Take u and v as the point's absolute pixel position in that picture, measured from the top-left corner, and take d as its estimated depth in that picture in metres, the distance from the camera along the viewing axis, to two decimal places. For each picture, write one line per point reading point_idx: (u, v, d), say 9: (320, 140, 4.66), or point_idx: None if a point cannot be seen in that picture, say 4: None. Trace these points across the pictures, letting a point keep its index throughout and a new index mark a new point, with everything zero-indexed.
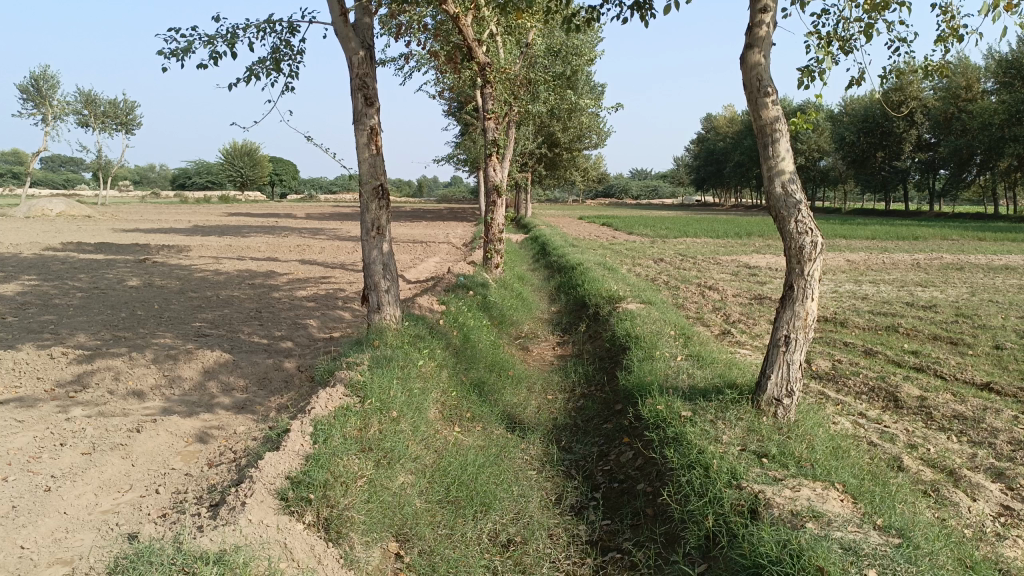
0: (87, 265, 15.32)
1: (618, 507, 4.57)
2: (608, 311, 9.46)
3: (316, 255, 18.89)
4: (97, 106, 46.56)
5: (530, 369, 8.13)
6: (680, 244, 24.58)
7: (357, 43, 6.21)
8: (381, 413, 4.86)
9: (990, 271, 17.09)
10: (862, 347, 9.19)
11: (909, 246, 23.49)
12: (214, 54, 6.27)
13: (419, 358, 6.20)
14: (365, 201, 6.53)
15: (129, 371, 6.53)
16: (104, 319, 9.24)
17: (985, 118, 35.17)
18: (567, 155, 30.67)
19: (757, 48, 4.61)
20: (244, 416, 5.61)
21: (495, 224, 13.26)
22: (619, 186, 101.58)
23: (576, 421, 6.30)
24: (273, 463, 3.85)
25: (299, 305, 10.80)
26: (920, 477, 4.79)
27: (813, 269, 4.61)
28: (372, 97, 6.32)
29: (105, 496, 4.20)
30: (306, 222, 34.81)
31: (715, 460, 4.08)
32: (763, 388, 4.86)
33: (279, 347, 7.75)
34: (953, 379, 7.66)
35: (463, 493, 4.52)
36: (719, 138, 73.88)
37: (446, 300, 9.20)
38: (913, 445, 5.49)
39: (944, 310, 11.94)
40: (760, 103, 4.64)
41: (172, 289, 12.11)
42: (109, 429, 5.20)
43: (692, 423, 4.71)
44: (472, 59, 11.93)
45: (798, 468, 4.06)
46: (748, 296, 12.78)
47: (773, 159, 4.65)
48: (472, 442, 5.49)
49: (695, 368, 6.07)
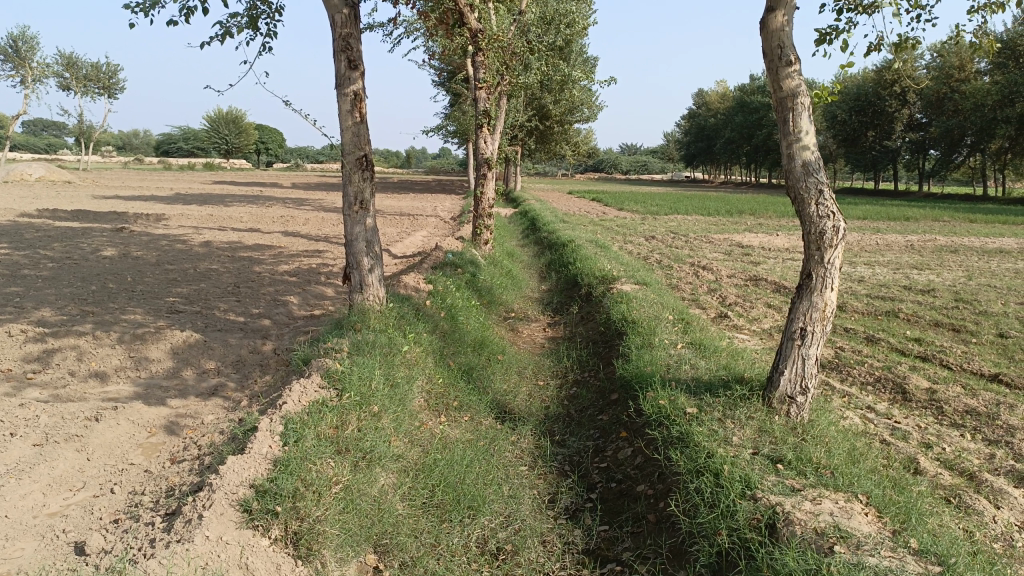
0: (61, 233, 14.76)
1: (616, 511, 4.21)
2: (602, 292, 9.07)
3: (301, 227, 18.35)
4: (78, 69, 45.28)
5: (520, 352, 7.76)
6: (671, 221, 24.12)
7: (340, 1, 5.73)
8: (360, 409, 4.46)
9: (984, 254, 16.87)
10: (863, 334, 8.88)
11: (902, 227, 23.25)
12: (185, 9, 5.74)
13: (403, 342, 5.81)
14: (347, 172, 6.09)
15: (93, 351, 6.10)
16: (74, 292, 8.76)
17: (978, 99, 34.86)
18: (559, 128, 30.14)
19: (779, 11, 4.18)
20: (214, 403, 5.21)
21: (485, 198, 12.80)
22: (609, 161, 100.96)
23: (569, 411, 5.93)
24: (236, 469, 3.45)
25: (280, 280, 10.35)
26: (940, 482, 4.46)
27: (834, 256, 4.22)
28: (356, 60, 5.84)
29: (53, 496, 3.81)
30: (291, 194, 34.06)
31: (726, 466, 3.73)
32: (775, 385, 4.50)
33: (256, 326, 7.34)
34: (960, 369, 7.35)
35: (449, 496, 4.14)
36: (710, 114, 73.17)
37: (433, 278, 8.82)
38: (928, 444, 5.16)
39: (943, 294, 11.66)
40: (781, 73, 4.24)
41: (148, 260, 11.62)
42: (65, 418, 4.78)
43: (699, 422, 4.34)
44: (463, 26, 11.39)
45: (816, 476, 3.72)
46: (743, 277, 12.43)
47: (793, 135, 4.24)
48: (459, 435, 5.11)
49: (697, 358, 5.72)
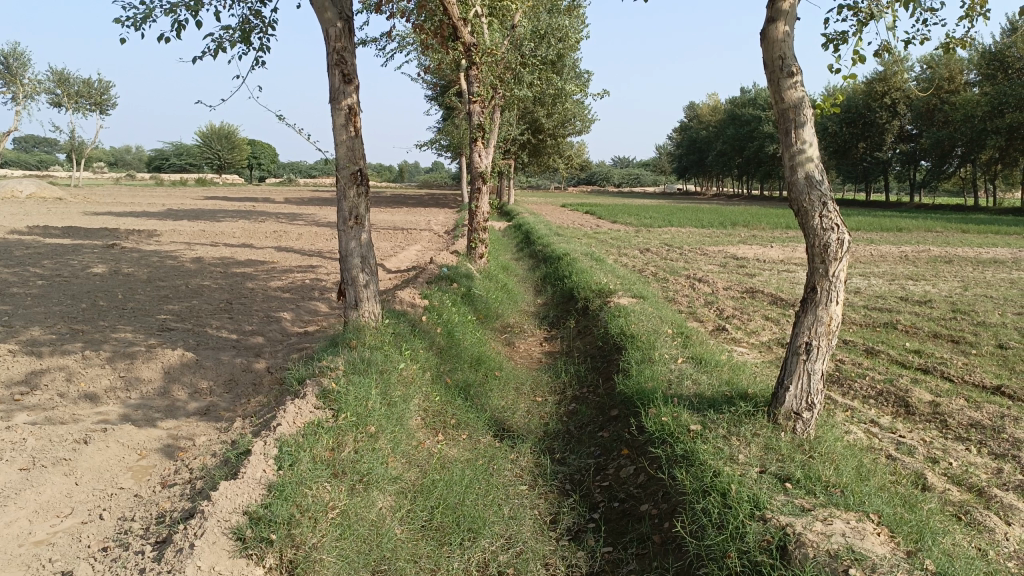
0: (52, 250, 14.62)
1: (619, 532, 4.11)
2: (599, 305, 8.98)
3: (294, 242, 18.24)
4: (69, 86, 45.19)
5: (517, 367, 7.67)
6: (665, 234, 24.06)
7: (335, 14, 5.66)
8: (357, 430, 4.36)
9: (979, 264, 16.86)
10: (862, 346, 8.80)
11: (895, 237, 23.29)
12: (177, 22, 5.67)
13: (399, 360, 5.71)
14: (342, 188, 6.00)
15: (82, 370, 5.98)
16: (63, 310, 8.64)
17: (968, 110, 35.04)
18: (552, 141, 30.18)
19: (780, 21, 4.12)
20: (207, 424, 5.09)
21: (479, 212, 12.72)
22: (601, 174, 101.31)
23: (569, 428, 5.82)
24: (229, 495, 3.34)
25: (273, 297, 10.25)
26: (949, 499, 4.37)
27: (839, 270, 4.14)
28: (350, 74, 5.77)
29: (40, 523, 3.68)
30: (283, 208, 33.92)
31: (734, 485, 3.64)
32: (780, 401, 4.42)
33: (249, 343, 7.24)
34: (963, 381, 7.27)
35: (448, 519, 4.03)
36: (701, 127, 73.49)
37: (429, 292, 8.73)
38: (934, 459, 5.08)
39: (940, 305, 11.61)
40: (782, 84, 4.17)
41: (140, 277, 11.50)
42: (53, 441, 4.66)
43: (704, 439, 4.25)
44: (457, 40, 11.34)
45: (826, 495, 3.63)
46: (739, 289, 12.36)
47: (795, 147, 4.18)
48: (458, 454, 5.01)
49: (698, 373, 5.63)
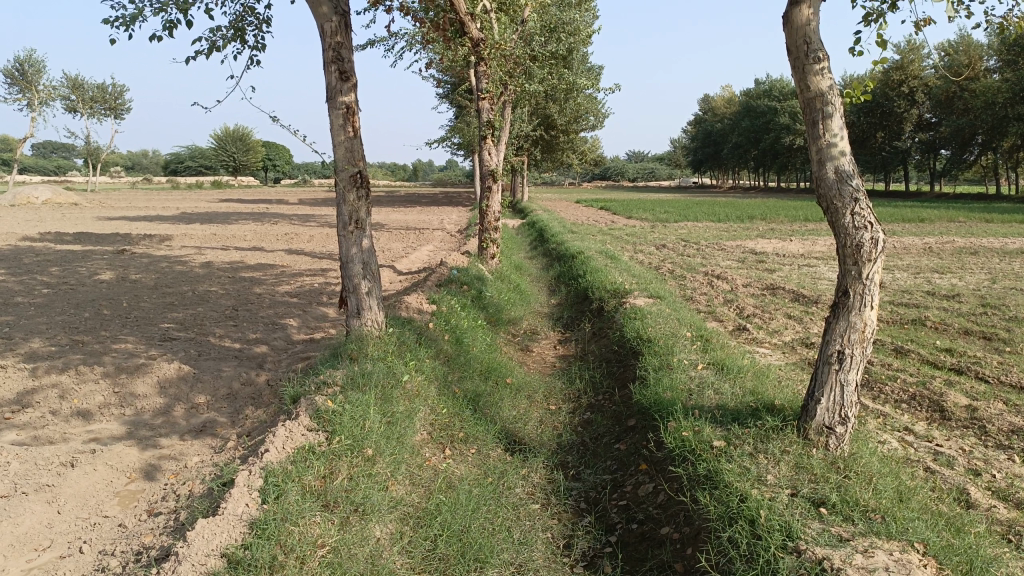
0: (62, 257, 14.47)
1: (639, 559, 3.79)
2: (614, 306, 8.65)
3: (305, 244, 18.00)
4: (85, 91, 45.45)
5: (530, 373, 7.37)
6: (682, 229, 23.61)
7: (329, 8, 5.36)
8: (352, 454, 4.08)
9: (1007, 254, 16.37)
10: (890, 345, 8.41)
11: (917, 228, 22.71)
12: (166, 22, 5.39)
13: (403, 371, 5.42)
14: (341, 190, 5.71)
15: (76, 387, 5.73)
16: (66, 320, 8.43)
17: (988, 97, 34.25)
18: (565, 137, 29.79)
19: (805, 3, 3.80)
20: (201, 443, 4.83)
21: (490, 211, 12.41)
22: (615, 168, 100.64)
23: (583, 440, 5.51)
24: (206, 535, 3.08)
25: (280, 302, 10.03)
26: (996, 517, 4.03)
27: (873, 272, 3.80)
28: (347, 71, 5.48)
29: (15, 558, 3.43)
30: (295, 209, 33.75)
31: (762, 512, 3.33)
32: (811, 415, 4.10)
33: (251, 353, 7.00)
34: (998, 383, 6.87)
35: (453, 547, 3.73)
36: (716, 120, 72.78)
37: (438, 296, 8.44)
38: (977, 471, 4.71)
39: (969, 300, 11.17)
40: (808, 71, 3.83)
41: (147, 284, 11.30)
42: (38, 465, 4.42)
43: (728, 457, 3.94)
44: (464, 35, 11.02)
45: (864, 521, 3.31)
46: (759, 286, 11.98)
47: (823, 139, 3.84)
48: (465, 471, 4.72)
49: (721, 381, 5.30)
